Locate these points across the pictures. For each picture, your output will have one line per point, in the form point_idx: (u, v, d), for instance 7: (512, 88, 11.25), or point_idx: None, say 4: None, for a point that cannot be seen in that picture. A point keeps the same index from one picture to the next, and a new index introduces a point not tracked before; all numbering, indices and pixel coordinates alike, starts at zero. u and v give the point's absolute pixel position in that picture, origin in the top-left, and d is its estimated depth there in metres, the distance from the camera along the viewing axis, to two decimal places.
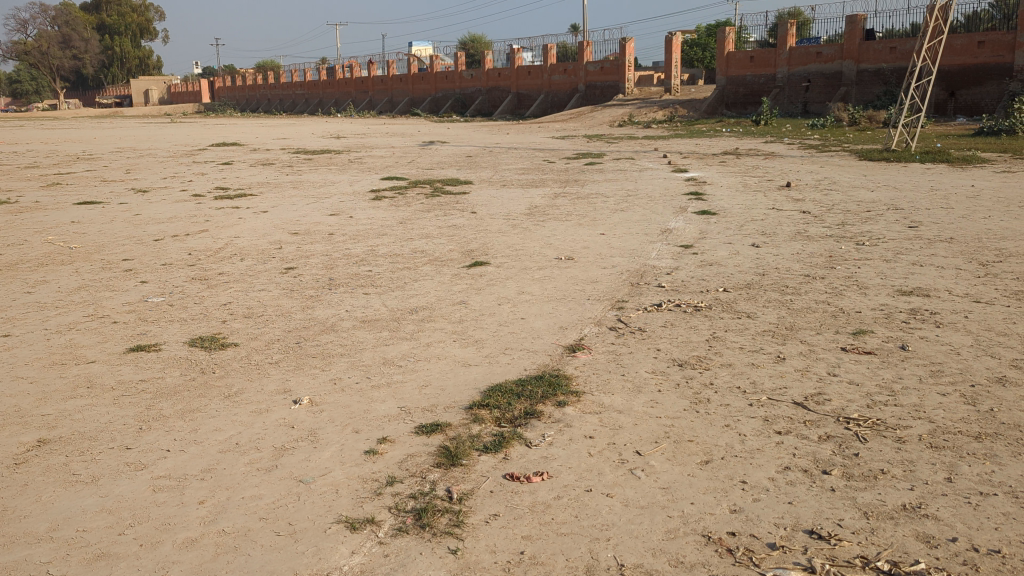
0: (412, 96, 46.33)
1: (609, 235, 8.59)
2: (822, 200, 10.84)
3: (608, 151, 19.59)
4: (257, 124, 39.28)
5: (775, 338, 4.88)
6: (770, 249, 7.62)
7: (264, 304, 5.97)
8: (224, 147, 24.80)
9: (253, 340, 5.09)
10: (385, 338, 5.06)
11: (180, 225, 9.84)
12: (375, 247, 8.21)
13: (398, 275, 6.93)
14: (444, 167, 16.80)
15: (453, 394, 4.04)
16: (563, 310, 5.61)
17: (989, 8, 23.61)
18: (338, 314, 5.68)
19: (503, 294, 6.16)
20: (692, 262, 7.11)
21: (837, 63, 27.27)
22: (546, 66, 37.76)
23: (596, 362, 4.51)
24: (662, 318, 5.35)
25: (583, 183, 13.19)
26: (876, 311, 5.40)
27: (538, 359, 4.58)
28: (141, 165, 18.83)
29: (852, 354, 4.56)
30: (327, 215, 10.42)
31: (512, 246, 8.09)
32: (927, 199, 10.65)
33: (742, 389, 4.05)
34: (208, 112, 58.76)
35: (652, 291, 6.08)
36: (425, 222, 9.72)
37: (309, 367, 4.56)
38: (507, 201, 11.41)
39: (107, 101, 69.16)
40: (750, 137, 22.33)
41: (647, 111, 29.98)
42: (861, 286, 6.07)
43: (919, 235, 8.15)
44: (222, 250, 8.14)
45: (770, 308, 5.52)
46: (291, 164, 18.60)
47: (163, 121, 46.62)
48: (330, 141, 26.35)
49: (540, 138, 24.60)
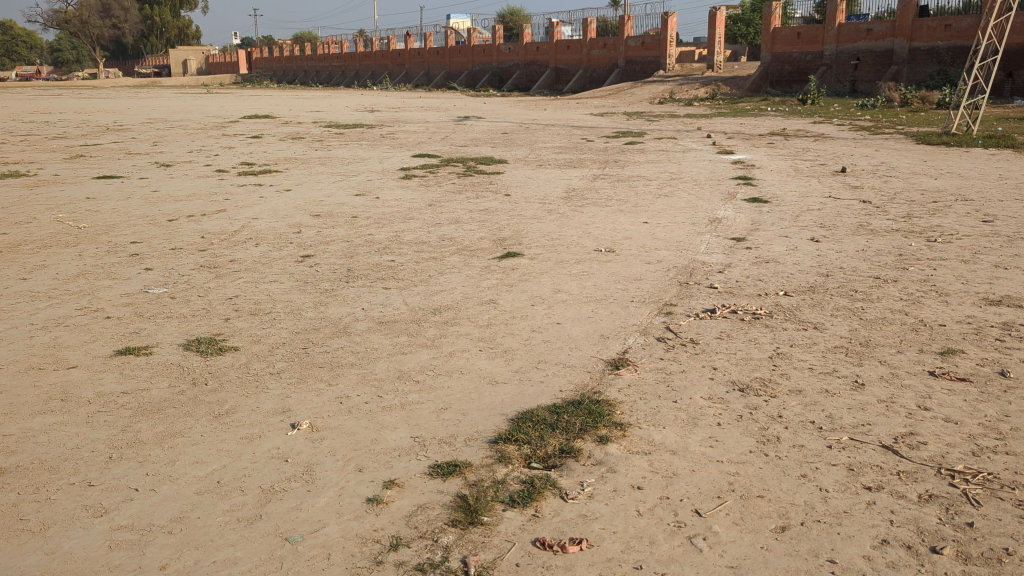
0: (449, 69, 45.65)
1: (653, 224, 7.92)
2: (882, 188, 10.06)
3: (650, 130, 18.81)
4: (291, 96, 38.95)
5: (850, 357, 4.22)
6: (831, 244, 6.92)
7: (274, 299, 5.43)
8: (256, 118, 24.38)
9: (257, 344, 4.55)
10: (402, 346, 4.50)
11: (198, 203, 9.35)
12: (400, 233, 7.65)
13: (422, 266, 6.37)
14: (479, 144, 16.19)
15: (477, 423, 3.47)
16: (604, 315, 5.00)
17: None
18: (354, 313, 5.11)
19: (537, 292, 5.56)
20: (746, 258, 6.44)
21: (889, 40, 26.07)
22: (585, 40, 36.78)
23: (643, 384, 3.89)
24: (716, 327, 4.71)
25: (623, 165, 12.51)
26: (963, 324, 4.71)
27: (576, 377, 3.98)
28: (170, 137, 18.44)
29: (945, 380, 3.89)
30: (353, 195, 9.88)
31: (548, 235, 7.47)
32: (998, 188, 9.82)
33: (818, 425, 3.42)
34: (245, 83, 58.56)
35: (704, 293, 5.43)
36: (455, 205, 9.12)
37: (314, 380, 4.01)
38: (544, 182, 10.77)
39: (147, 71, 69.72)
40: (797, 117, 21.38)
41: (688, 88, 29.01)
42: (941, 293, 5.36)
43: (996, 231, 7.38)
44: (238, 233, 7.62)
45: (839, 319, 4.85)
46: (321, 138, 18.11)
47: (202, 91, 46.56)
48: (364, 114, 25.85)
49: (579, 115, 23.83)
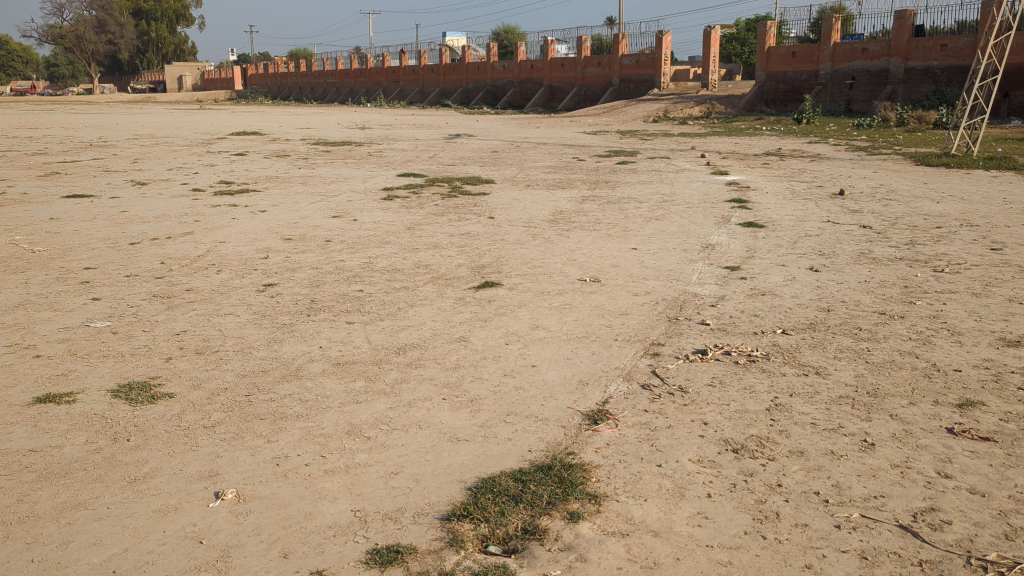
0: (443, 86, 45.43)
1: (642, 250, 7.49)
2: (882, 212, 9.65)
3: (643, 149, 18.47)
4: (283, 113, 38.55)
5: (856, 410, 3.75)
6: (832, 274, 6.48)
7: (226, 335, 4.97)
8: (244, 135, 23.93)
9: (196, 390, 4.09)
10: (358, 393, 4.05)
11: (165, 225, 8.90)
12: (373, 259, 7.20)
13: (394, 297, 5.92)
14: (467, 163, 15.81)
15: (430, 493, 3.01)
16: (584, 357, 4.53)
17: None
18: (310, 352, 4.66)
19: (513, 328, 5.11)
20: (740, 289, 6.00)
21: (884, 60, 25.79)
22: (579, 59, 36.55)
23: (623, 443, 3.42)
24: (707, 372, 4.26)
25: (614, 185, 12.10)
26: (980, 370, 4.25)
27: (549, 435, 3.53)
28: (151, 154, 18.02)
29: (966, 440, 3.43)
30: (329, 217, 9.44)
31: (531, 262, 7.03)
32: (1003, 213, 9.41)
33: (823, 498, 2.97)
34: (239, 99, 58.29)
35: (695, 331, 4.98)
36: (435, 228, 8.67)
37: (251, 437, 3.54)
38: (530, 204, 10.32)
39: (142, 86, 69.47)
40: (792, 136, 21.05)
41: (682, 107, 28.75)
42: (952, 332, 4.92)
43: (1006, 260, 6.96)
44: (200, 259, 7.17)
45: (842, 363, 4.39)
46: (307, 156, 17.70)
47: (194, 108, 46.24)
48: (355, 132, 25.41)
49: (572, 133, 23.43)
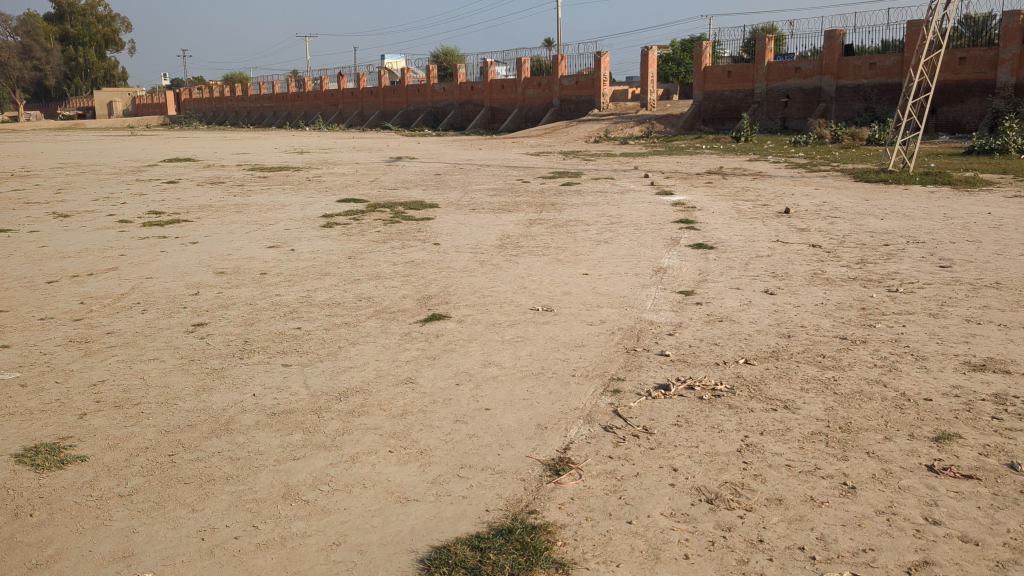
0: (383, 108, 45.06)
1: (594, 275, 7.26)
2: (829, 230, 9.61)
3: (587, 170, 18.37)
4: (219, 138, 37.68)
5: (831, 449, 3.53)
6: (788, 297, 6.32)
7: (150, 385, 4.56)
8: (176, 162, 23.19)
9: (112, 451, 3.69)
10: (296, 448, 3.69)
11: (88, 261, 8.38)
12: (312, 292, 6.82)
13: (335, 334, 5.56)
14: (409, 187, 15.48)
15: (377, 568, 2.68)
16: (541, 396, 4.25)
17: (959, 26, 22.98)
18: (243, 401, 4.29)
19: (463, 365, 4.80)
20: (697, 316, 5.79)
21: (816, 78, 26.29)
22: (519, 80, 36.54)
23: (588, 497, 3.14)
24: (671, 410, 4.00)
25: (560, 207, 11.90)
26: (952, 398, 4.08)
27: (508, 490, 3.23)
28: (77, 183, 17.26)
29: (949, 479, 3.22)
30: (265, 247, 9.02)
31: (479, 291, 6.74)
32: (946, 229, 9.44)
33: (808, 554, 2.72)
34: (173, 125, 57.01)
35: (655, 363, 4.73)
36: (377, 257, 8.32)
37: (173, 506, 3.17)
38: (476, 229, 10.05)
39: (71, 111, 67.28)
40: (732, 154, 21.23)
41: (622, 127, 28.90)
42: (917, 356, 4.76)
43: (957, 278, 6.90)
44: (124, 297, 6.71)
45: (811, 395, 4.17)
46: (242, 182, 17.16)
47: (125, 135, 45.00)
48: (292, 157, 24.86)
49: (515, 155, 23.32)
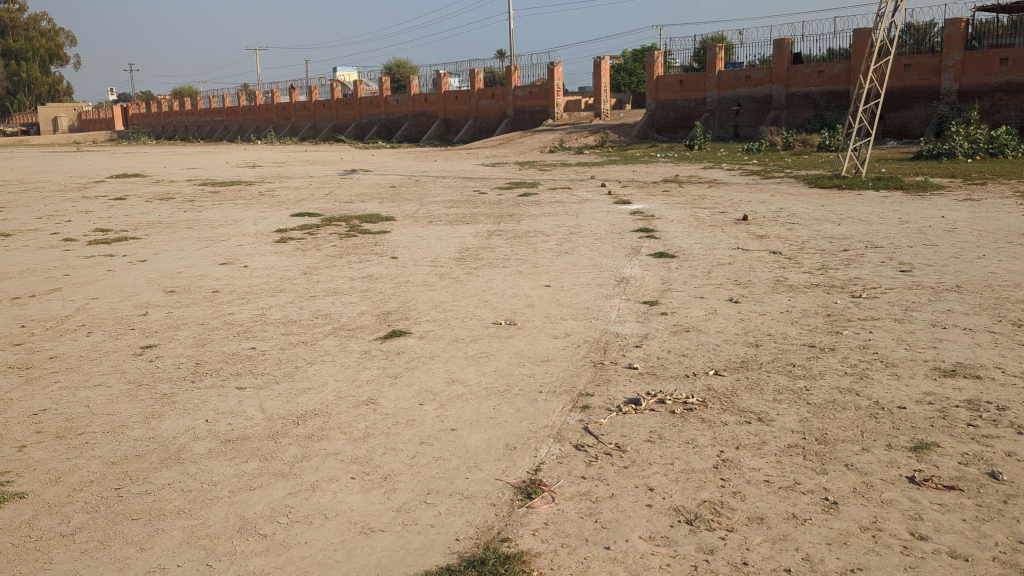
0: (336, 121, 44.61)
1: (556, 287, 7.13)
2: (787, 236, 9.63)
3: (543, 179, 18.30)
4: (169, 153, 36.95)
5: (810, 462, 3.43)
6: (752, 305, 6.26)
7: (95, 412, 4.31)
8: (124, 178, 22.59)
9: (53, 486, 3.44)
10: (252, 477, 3.48)
11: (30, 282, 8.01)
12: (267, 310, 6.59)
13: (292, 354, 5.34)
14: (364, 200, 15.24)
15: None
16: (509, 415, 4.09)
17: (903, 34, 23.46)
18: (195, 428, 4.06)
19: (426, 384, 4.63)
20: (663, 326, 5.69)
21: (766, 86, 26.64)
22: (473, 91, 36.43)
23: (563, 522, 2.99)
24: (644, 426, 3.88)
25: (518, 218, 11.78)
26: (926, 405, 4.02)
27: (478, 517, 3.07)
28: (19, 201, 16.69)
29: (931, 491, 3.14)
30: (217, 264, 8.74)
31: (440, 305, 6.57)
32: (902, 233, 9.51)
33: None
34: (120, 140, 55.80)
35: (624, 377, 4.61)
36: (333, 272, 8.10)
37: (120, 545, 2.94)
38: (434, 242, 9.87)
39: (13, 128, 65.47)
40: (687, 163, 21.37)
41: (577, 136, 28.96)
42: (886, 363, 4.71)
43: (918, 282, 6.91)
44: (68, 319, 6.40)
45: (785, 407, 4.08)
46: (193, 198, 16.75)
47: (70, 150, 43.90)
48: (244, 171, 24.40)
49: (471, 166, 23.18)
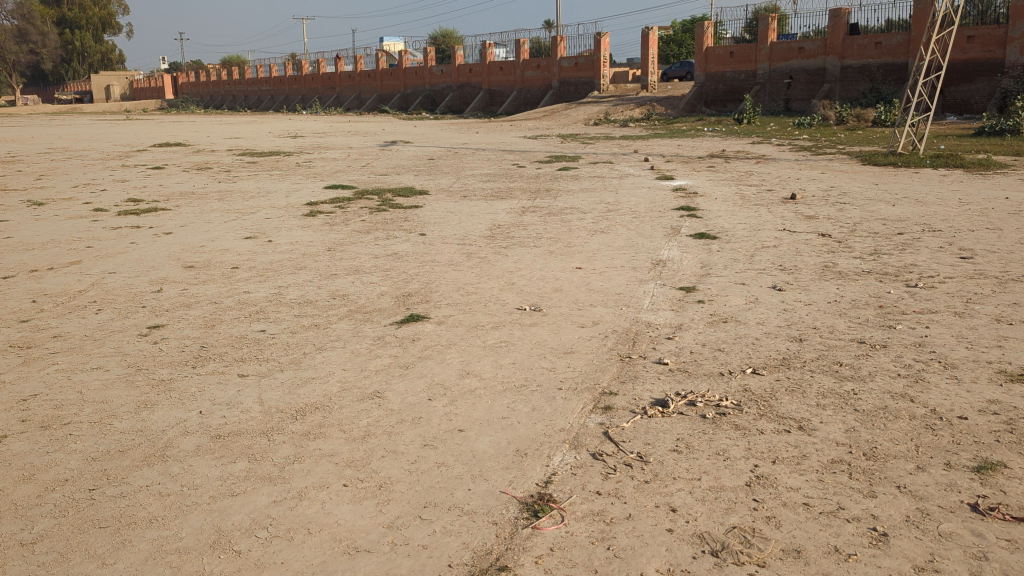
0: (380, 92, 44.36)
1: (587, 269, 6.75)
2: (838, 217, 9.09)
3: (584, 153, 17.83)
4: (214, 122, 37.09)
5: (856, 482, 3.03)
6: (798, 293, 5.82)
7: (86, 400, 4.05)
8: (167, 147, 22.59)
9: (25, 484, 3.17)
10: (238, 480, 3.18)
11: (52, 253, 7.87)
12: (283, 289, 6.32)
13: (301, 338, 5.06)
14: (400, 172, 14.95)
15: None
16: (523, 415, 3.75)
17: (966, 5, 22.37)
18: (187, 420, 3.78)
19: (438, 376, 4.30)
20: (699, 316, 5.28)
21: (820, 58, 25.65)
22: (518, 62, 35.83)
23: (571, 548, 2.66)
24: (670, 433, 3.50)
25: (555, 194, 11.38)
26: (989, 417, 3.57)
27: (476, 538, 2.74)
28: (60, 170, 16.70)
29: (998, 523, 2.73)
30: (241, 238, 8.51)
31: (463, 287, 6.24)
32: (962, 216, 8.92)
33: None
34: (169, 109, 56.32)
35: (652, 375, 4.23)
36: (358, 249, 7.82)
37: (80, 558, 2.66)
38: (466, 218, 9.54)
39: (68, 95, 66.30)
40: (734, 137, 20.66)
41: (622, 109, 28.30)
42: (945, 364, 4.25)
43: (980, 270, 6.38)
44: (80, 295, 6.21)
45: (830, 414, 3.66)
46: (230, 168, 16.59)
47: (121, 120, 44.33)
48: (285, 141, 24.24)
49: (512, 138, 22.73)
